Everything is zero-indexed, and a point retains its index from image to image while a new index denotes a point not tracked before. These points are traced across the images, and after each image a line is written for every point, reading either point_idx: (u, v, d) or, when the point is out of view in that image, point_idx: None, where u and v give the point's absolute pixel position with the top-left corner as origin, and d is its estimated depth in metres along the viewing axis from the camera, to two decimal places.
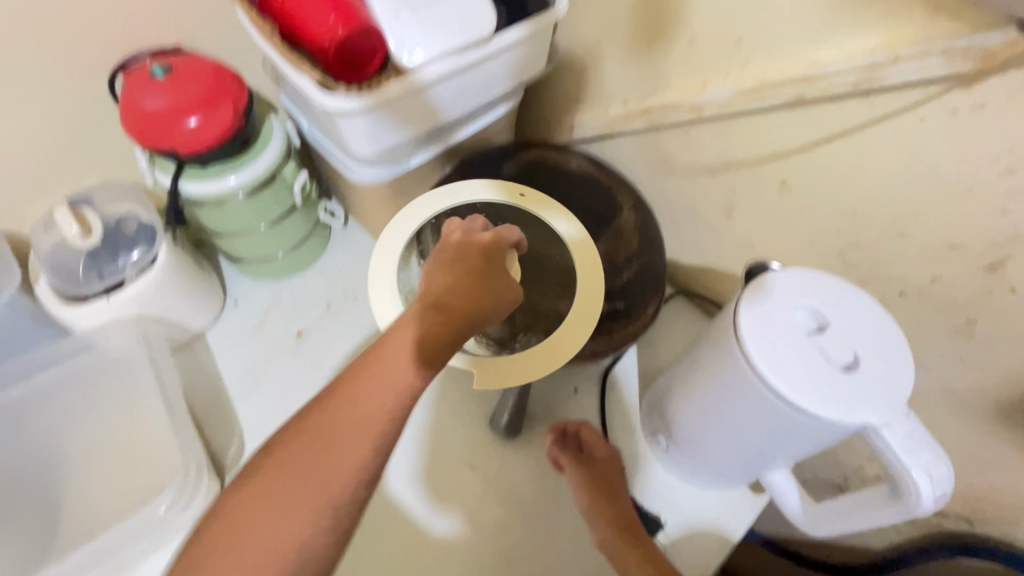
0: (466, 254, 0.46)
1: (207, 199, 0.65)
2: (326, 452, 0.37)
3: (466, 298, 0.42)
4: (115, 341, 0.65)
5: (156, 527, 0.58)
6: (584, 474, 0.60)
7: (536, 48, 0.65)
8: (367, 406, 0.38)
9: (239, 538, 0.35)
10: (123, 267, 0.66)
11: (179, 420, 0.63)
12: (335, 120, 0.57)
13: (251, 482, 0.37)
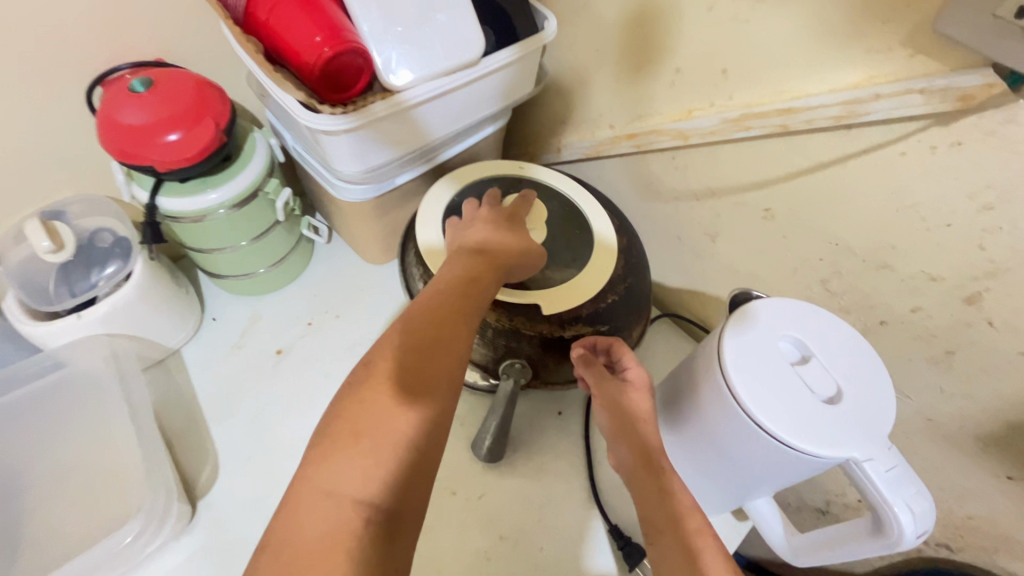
0: (496, 216, 0.60)
1: (186, 215, 0.63)
2: (428, 367, 0.43)
3: (501, 246, 0.56)
4: (85, 358, 0.63)
5: (118, 557, 0.55)
6: (607, 384, 0.53)
7: (524, 69, 0.66)
8: (454, 329, 0.45)
9: (361, 436, 0.38)
10: (96, 283, 0.63)
11: (151, 441, 0.61)
12: (319, 138, 0.57)
13: (357, 390, 0.40)
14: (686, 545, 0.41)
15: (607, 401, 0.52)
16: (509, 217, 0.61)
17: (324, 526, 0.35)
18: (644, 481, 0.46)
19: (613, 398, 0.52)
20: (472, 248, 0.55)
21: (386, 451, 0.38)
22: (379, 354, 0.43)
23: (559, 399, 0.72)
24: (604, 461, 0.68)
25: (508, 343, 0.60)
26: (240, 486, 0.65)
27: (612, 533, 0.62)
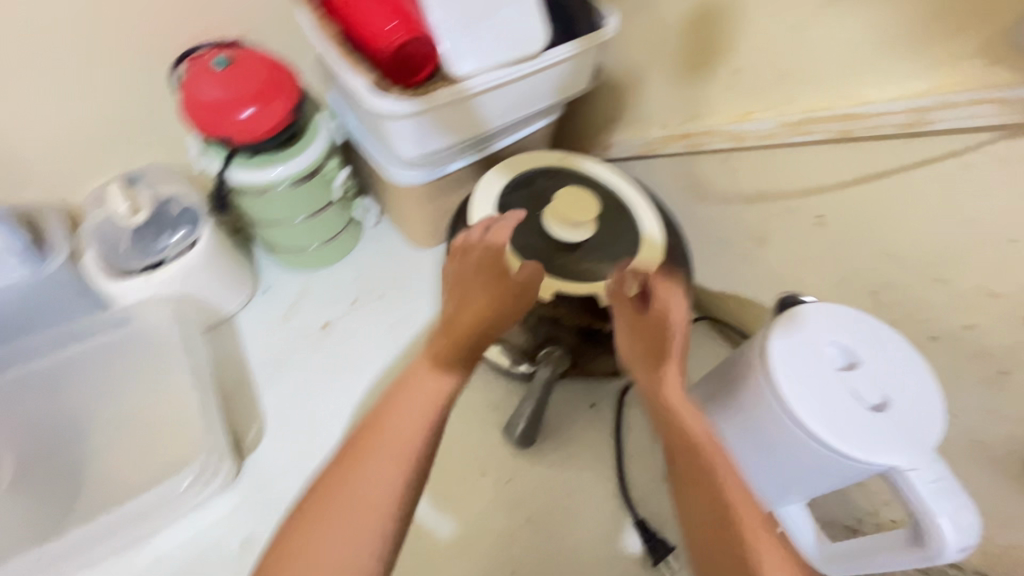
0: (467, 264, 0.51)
1: (251, 187, 0.67)
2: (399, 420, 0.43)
3: (472, 315, 0.47)
4: (152, 316, 0.68)
5: (173, 502, 0.60)
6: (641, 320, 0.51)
7: (582, 65, 0.67)
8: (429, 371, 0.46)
9: (329, 516, 0.40)
10: (164, 247, 0.67)
11: (207, 397, 0.64)
12: (382, 121, 0.59)
13: (299, 516, 0.41)
14: (711, 500, 0.42)
15: (639, 337, 0.50)
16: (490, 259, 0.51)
17: None
18: (670, 430, 0.46)
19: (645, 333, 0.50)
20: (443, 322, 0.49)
21: (357, 525, 0.40)
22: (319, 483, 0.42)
23: (593, 391, 0.73)
24: (634, 456, 0.69)
25: (550, 331, 0.61)
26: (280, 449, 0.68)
27: (639, 526, 0.63)
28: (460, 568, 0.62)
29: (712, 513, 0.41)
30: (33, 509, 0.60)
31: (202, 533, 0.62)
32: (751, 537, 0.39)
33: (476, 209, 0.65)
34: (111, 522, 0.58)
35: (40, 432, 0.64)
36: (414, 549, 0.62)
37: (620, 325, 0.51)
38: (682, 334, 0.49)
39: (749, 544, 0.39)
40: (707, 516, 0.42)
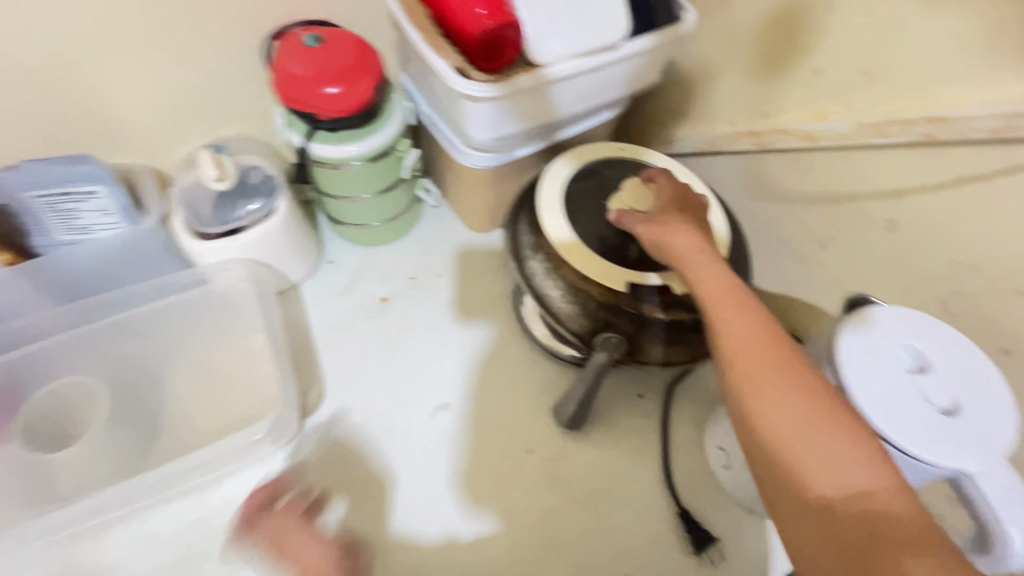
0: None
1: (328, 161, 0.70)
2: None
3: None
4: (229, 279, 0.72)
5: (243, 452, 0.64)
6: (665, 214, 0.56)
7: (657, 59, 0.67)
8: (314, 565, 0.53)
9: None
10: (243, 214, 0.71)
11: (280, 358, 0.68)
12: (461, 103, 0.61)
13: None
14: (777, 389, 0.42)
15: (668, 231, 0.55)
16: None
17: None
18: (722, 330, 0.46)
19: (669, 224, 0.55)
20: None
21: None
22: None
23: (641, 382, 0.74)
24: (679, 448, 0.70)
25: (609, 317, 0.63)
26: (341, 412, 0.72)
27: (681, 515, 0.65)
28: (505, 539, 0.65)
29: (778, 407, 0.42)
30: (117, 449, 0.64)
31: (268, 484, 0.66)
32: (817, 422, 0.40)
33: (544, 194, 0.67)
34: (186, 466, 0.62)
35: (122, 377, 0.69)
36: (463, 517, 0.66)
37: (642, 231, 0.56)
38: (693, 234, 0.54)
39: (815, 428, 0.40)
40: (772, 410, 0.42)
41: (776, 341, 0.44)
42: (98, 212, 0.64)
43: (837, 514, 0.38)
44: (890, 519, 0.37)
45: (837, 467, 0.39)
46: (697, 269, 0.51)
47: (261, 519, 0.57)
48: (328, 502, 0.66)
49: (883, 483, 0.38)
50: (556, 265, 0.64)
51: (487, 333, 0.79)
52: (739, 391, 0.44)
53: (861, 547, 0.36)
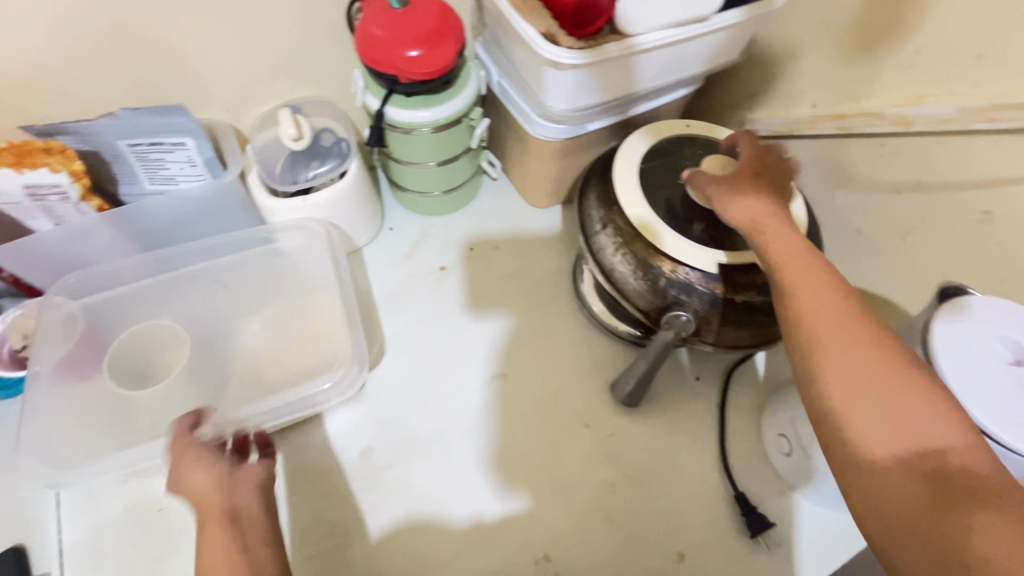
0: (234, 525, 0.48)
1: (402, 126, 0.71)
2: (208, 556, 0.44)
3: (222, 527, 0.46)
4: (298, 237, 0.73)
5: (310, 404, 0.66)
6: (739, 177, 0.56)
7: (744, 36, 0.66)
8: (213, 496, 0.48)
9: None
10: (314, 175, 0.72)
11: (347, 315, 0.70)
12: (544, 71, 0.61)
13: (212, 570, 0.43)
14: (841, 355, 0.42)
15: (740, 194, 0.54)
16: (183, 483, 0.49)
17: None
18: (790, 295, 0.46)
19: (740, 187, 0.55)
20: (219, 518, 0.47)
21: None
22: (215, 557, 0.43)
23: (701, 365, 0.74)
24: (736, 434, 0.69)
25: (678, 296, 0.62)
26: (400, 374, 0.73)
27: (738, 499, 0.65)
28: (558, 508, 0.66)
29: (848, 362, 0.41)
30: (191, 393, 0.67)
31: (330, 437, 0.68)
32: (889, 379, 0.40)
33: (618, 169, 0.66)
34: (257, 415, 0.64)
35: (201, 326, 0.72)
36: (517, 484, 0.67)
37: (711, 192, 0.56)
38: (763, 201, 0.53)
39: (886, 384, 0.40)
40: (841, 365, 0.42)
41: (844, 311, 0.44)
42: (185, 162, 0.66)
43: (905, 467, 0.37)
44: (963, 473, 0.35)
45: (908, 422, 0.38)
46: (769, 232, 0.51)
47: (177, 452, 0.52)
48: (387, 460, 0.68)
49: (958, 440, 0.37)
50: (626, 241, 0.64)
51: (545, 308, 0.79)
52: (806, 347, 0.44)
53: (933, 500, 0.35)
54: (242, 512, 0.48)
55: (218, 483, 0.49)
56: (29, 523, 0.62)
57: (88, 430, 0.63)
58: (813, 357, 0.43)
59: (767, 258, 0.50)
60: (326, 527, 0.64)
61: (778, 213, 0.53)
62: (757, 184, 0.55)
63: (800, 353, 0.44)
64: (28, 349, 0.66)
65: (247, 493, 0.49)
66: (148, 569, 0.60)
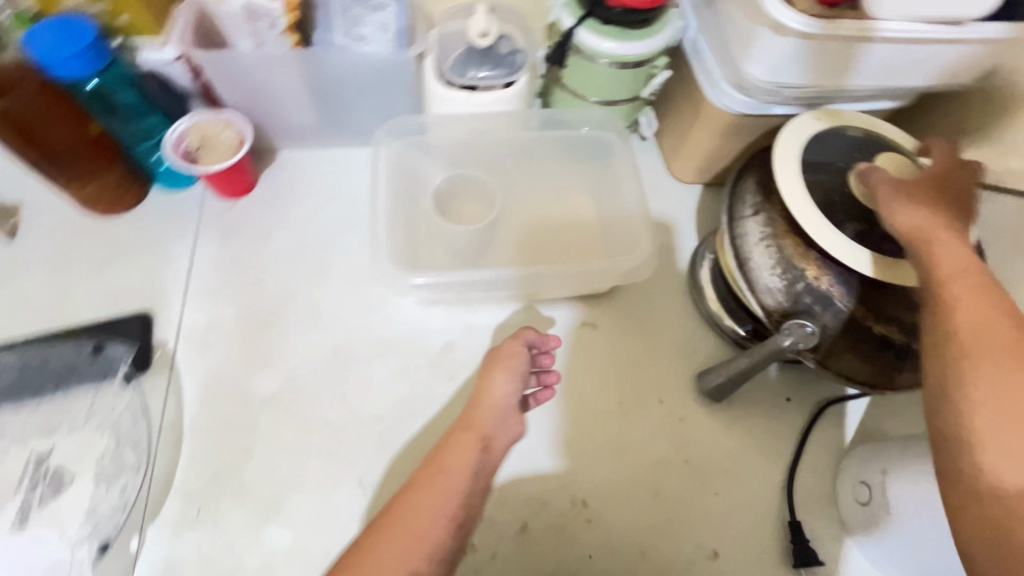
0: (478, 423, 0.57)
1: (585, 51, 0.69)
2: (458, 467, 0.53)
3: (486, 422, 0.57)
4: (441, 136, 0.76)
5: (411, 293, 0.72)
6: (921, 185, 0.53)
7: (992, 58, 0.58)
8: (489, 422, 0.57)
9: (410, 507, 0.49)
10: (480, 77, 0.72)
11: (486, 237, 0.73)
12: (757, 34, 0.58)
13: (394, 513, 0.49)
14: (994, 370, 0.40)
15: (916, 201, 0.52)
16: (492, 373, 0.61)
17: (421, 525, 0.48)
18: (954, 308, 0.44)
19: (917, 198, 0.52)
20: (484, 434, 0.56)
21: (429, 507, 0.49)
22: (451, 465, 0.53)
23: (794, 387, 0.70)
24: (807, 466, 0.66)
25: (811, 305, 0.58)
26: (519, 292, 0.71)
27: (791, 525, 0.62)
28: (609, 467, 0.65)
29: (995, 382, 0.39)
30: (333, 253, 0.74)
31: (416, 323, 0.71)
32: None
33: (782, 143, 0.61)
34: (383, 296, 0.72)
35: (343, 193, 0.78)
36: (575, 431, 0.67)
37: (881, 194, 0.54)
38: (940, 214, 0.51)
39: None
40: (988, 383, 0.40)
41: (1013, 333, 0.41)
42: (380, 26, 0.68)
43: None
44: None
45: None
46: (942, 247, 0.48)
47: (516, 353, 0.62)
48: (463, 361, 0.70)
49: None
50: (776, 233, 0.60)
51: (654, 280, 0.76)
52: (953, 360, 0.42)
53: None
54: (490, 445, 0.56)
55: (504, 408, 0.59)
56: (163, 299, 0.70)
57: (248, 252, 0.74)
58: (956, 371, 0.42)
59: (932, 270, 0.47)
60: (395, 398, 0.67)
61: (953, 230, 0.50)
62: (937, 199, 0.52)
63: (943, 366, 0.42)
64: (198, 151, 0.72)
65: (502, 434, 0.58)
66: (241, 371, 0.66)
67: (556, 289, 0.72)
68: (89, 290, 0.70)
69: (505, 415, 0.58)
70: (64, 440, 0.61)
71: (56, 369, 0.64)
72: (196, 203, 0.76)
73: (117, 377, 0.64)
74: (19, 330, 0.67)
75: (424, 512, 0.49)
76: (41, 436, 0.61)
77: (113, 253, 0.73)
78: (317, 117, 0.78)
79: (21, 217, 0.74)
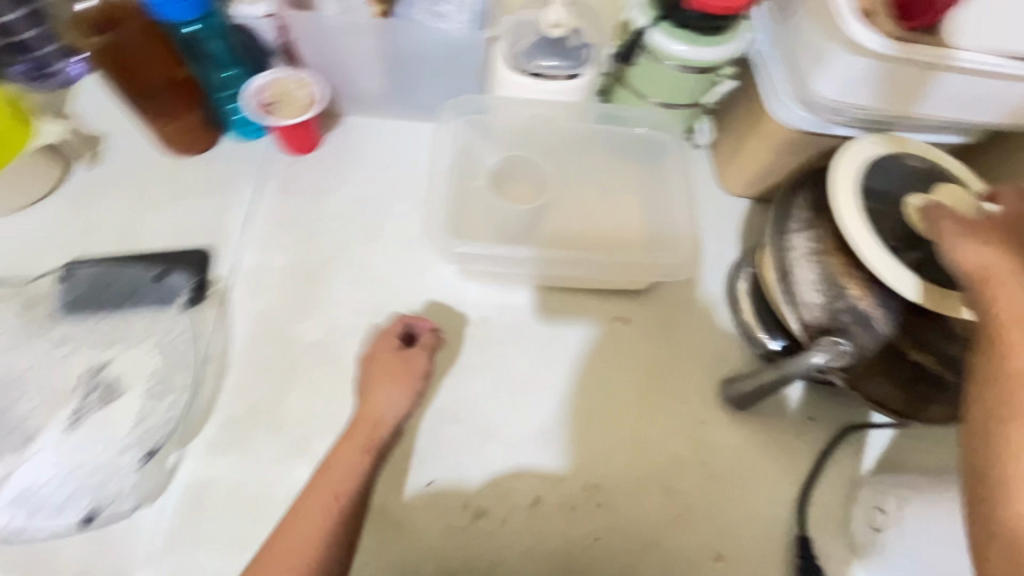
0: (364, 427, 0.62)
1: (654, 51, 0.71)
2: (337, 472, 0.59)
3: (372, 427, 0.62)
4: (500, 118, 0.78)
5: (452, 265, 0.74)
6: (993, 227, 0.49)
7: None
8: (373, 428, 0.62)
9: (285, 530, 0.55)
10: (548, 67, 0.73)
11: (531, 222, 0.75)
12: (832, 51, 0.59)
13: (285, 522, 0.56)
14: None
15: (980, 241, 0.49)
16: (386, 376, 0.64)
17: (308, 529, 0.55)
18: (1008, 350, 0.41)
19: (985, 237, 0.49)
20: (369, 438, 0.61)
21: (312, 512, 0.56)
22: (334, 466, 0.59)
23: (819, 407, 0.70)
24: (824, 486, 0.66)
25: (849, 324, 0.59)
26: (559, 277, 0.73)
27: (801, 540, 0.62)
28: (624, 458, 0.66)
29: None
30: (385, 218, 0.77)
31: (454, 293, 0.74)
32: None
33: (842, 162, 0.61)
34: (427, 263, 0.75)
35: (400, 163, 0.81)
36: (594, 419, 0.68)
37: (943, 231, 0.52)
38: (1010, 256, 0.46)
39: None
40: None
41: None
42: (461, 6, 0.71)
43: None
44: None
45: None
46: (1003, 288, 0.44)
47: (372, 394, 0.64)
48: (496, 336, 0.72)
49: None
50: (823, 250, 0.61)
51: (691, 284, 0.77)
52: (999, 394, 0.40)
53: None
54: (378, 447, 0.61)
55: (388, 417, 0.62)
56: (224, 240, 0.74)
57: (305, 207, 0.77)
58: (1001, 405, 0.39)
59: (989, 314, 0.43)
60: (427, 361, 0.69)
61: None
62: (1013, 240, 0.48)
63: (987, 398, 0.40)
64: (272, 104, 0.75)
65: (391, 437, 0.62)
66: (286, 316, 0.70)
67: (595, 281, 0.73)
68: (156, 222, 0.74)
69: (385, 420, 0.62)
70: (121, 355, 0.66)
71: (122, 289, 0.69)
72: (262, 154, 0.80)
73: (179, 302, 0.69)
74: (94, 249, 0.72)
75: (295, 531, 0.55)
76: (100, 348, 0.66)
77: (181, 190, 0.77)
78: (386, 87, 0.81)
79: (105, 145, 0.79)
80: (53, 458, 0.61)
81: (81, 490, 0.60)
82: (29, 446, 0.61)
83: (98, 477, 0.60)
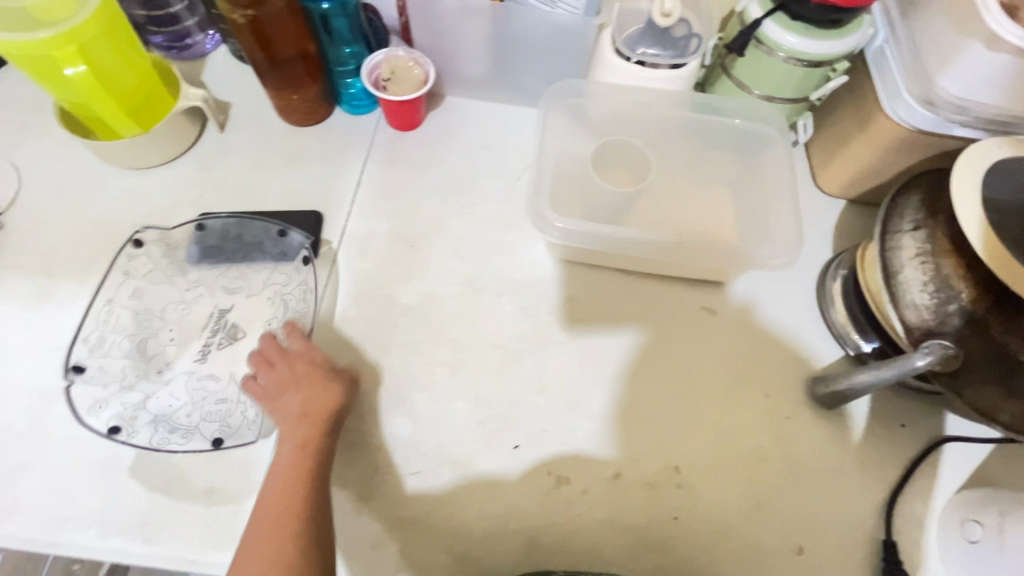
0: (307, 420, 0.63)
1: (766, 43, 0.71)
2: (280, 464, 0.61)
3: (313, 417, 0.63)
4: (600, 106, 0.79)
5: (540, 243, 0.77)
6: None
7: None
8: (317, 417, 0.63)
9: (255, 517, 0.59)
10: (653, 57, 0.74)
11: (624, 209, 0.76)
12: (965, 47, 0.59)
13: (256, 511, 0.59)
14: None
15: None
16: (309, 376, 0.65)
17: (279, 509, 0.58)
18: None
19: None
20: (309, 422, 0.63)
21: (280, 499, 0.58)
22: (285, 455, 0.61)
23: (912, 416, 0.68)
24: (912, 495, 0.65)
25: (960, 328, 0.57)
26: (647, 264, 0.74)
27: (885, 545, 0.61)
28: (701, 445, 0.67)
29: None
30: (483, 196, 0.81)
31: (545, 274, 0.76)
32: None
33: (961, 167, 0.60)
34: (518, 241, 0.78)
35: (497, 144, 0.85)
36: (674, 403, 0.69)
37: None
38: None
39: None
40: None
41: None
42: None
43: None
44: None
45: None
46: None
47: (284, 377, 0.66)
48: (581, 314, 0.74)
49: None
50: (935, 252, 0.60)
51: (780, 282, 0.77)
52: None
53: None
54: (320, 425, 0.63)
55: (324, 411, 0.63)
56: (332, 205, 0.79)
57: (405, 180, 0.82)
58: None
59: None
60: (515, 333, 0.72)
61: None
62: None
63: None
64: (387, 81, 0.80)
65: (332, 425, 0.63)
66: (386, 279, 0.75)
67: (683, 269, 0.74)
68: (275, 185, 0.80)
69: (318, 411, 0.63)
70: (243, 302, 0.74)
71: (250, 241, 0.76)
72: (370, 128, 0.85)
73: (300, 258, 0.75)
74: (219, 206, 0.79)
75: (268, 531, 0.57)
76: (228, 294, 0.74)
77: (297, 157, 0.83)
78: (489, 70, 0.84)
79: (231, 112, 0.86)
80: (186, 386, 0.70)
81: (211, 418, 0.68)
82: (167, 373, 0.70)
83: (228, 407, 0.69)
